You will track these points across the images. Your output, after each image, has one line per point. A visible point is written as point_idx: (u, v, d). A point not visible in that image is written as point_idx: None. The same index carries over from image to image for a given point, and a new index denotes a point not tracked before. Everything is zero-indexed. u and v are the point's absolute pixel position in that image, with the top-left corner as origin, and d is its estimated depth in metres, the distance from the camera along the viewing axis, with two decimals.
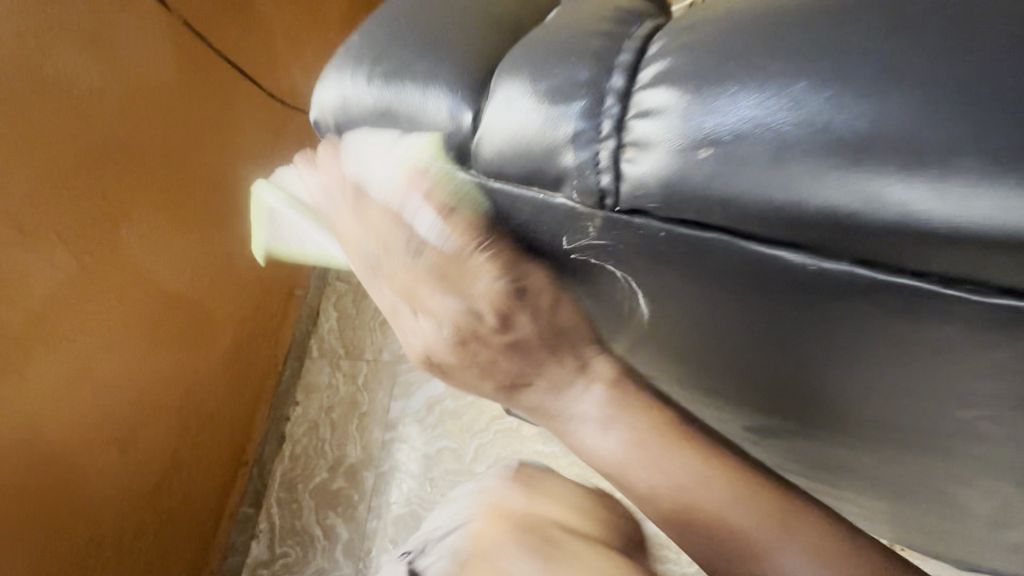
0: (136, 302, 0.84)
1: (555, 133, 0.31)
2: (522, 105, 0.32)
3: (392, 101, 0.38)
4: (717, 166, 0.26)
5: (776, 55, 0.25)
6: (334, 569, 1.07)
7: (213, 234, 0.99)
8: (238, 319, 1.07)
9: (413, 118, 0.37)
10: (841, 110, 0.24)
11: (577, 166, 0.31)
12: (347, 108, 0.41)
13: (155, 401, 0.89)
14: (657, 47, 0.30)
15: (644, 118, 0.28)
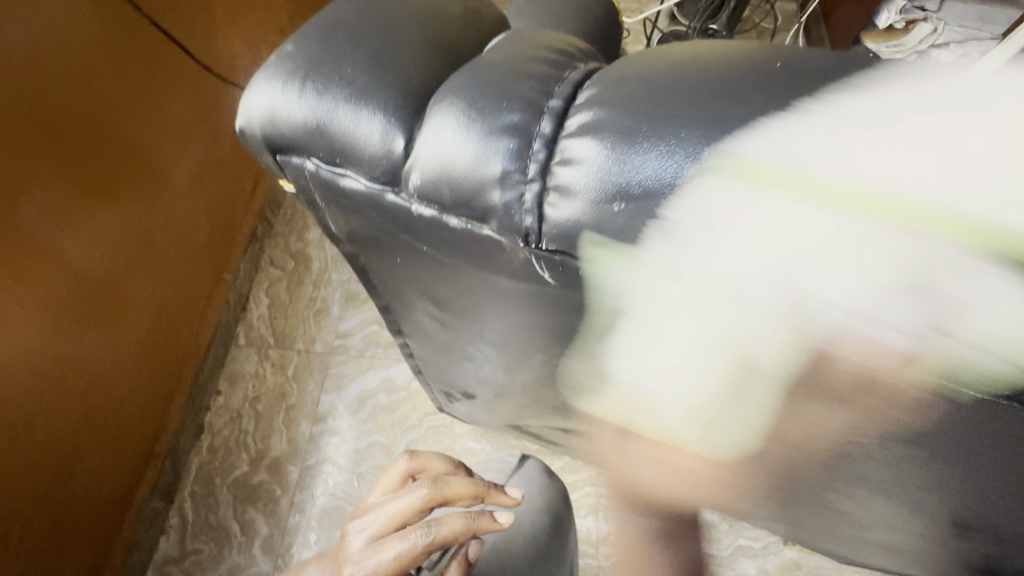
0: (37, 278, 0.77)
1: (483, 170, 0.33)
2: (452, 140, 0.34)
3: (325, 118, 0.36)
4: (635, 215, 0.30)
5: (682, 125, 0.29)
6: (251, 566, 1.04)
7: (137, 211, 0.94)
8: (162, 301, 1.02)
9: (347, 138, 0.36)
10: (729, 183, 0.28)
11: (504, 204, 0.34)
12: (273, 118, 0.37)
13: (56, 386, 0.82)
14: (585, 97, 0.33)
15: (568, 165, 0.32)
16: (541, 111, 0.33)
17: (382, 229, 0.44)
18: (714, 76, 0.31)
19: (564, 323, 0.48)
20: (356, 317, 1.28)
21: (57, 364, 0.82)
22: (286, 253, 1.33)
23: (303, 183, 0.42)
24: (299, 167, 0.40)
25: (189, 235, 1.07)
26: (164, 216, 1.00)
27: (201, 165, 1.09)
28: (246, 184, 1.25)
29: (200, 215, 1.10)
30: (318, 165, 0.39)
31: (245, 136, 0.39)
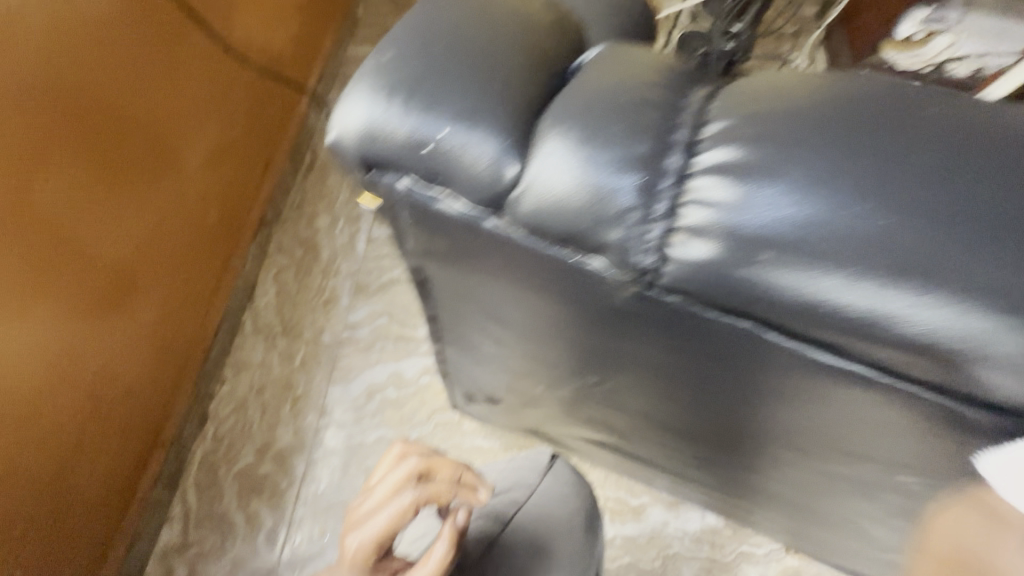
0: (46, 262, 0.76)
1: (608, 206, 0.34)
2: (562, 177, 0.34)
3: (428, 137, 0.36)
4: (728, 255, 0.33)
5: (801, 170, 0.31)
6: (255, 557, 1.03)
7: (149, 195, 0.91)
8: (173, 287, 0.99)
9: (454, 158, 0.36)
10: (826, 221, 0.30)
11: (620, 241, 0.35)
12: (372, 134, 0.37)
13: (62, 374, 0.80)
14: (712, 132, 0.33)
15: (700, 207, 0.33)
16: (666, 147, 0.34)
17: (460, 246, 0.44)
18: (812, 111, 0.32)
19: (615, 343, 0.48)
20: (365, 309, 1.25)
21: (65, 351, 0.80)
22: (295, 239, 1.28)
23: (391, 201, 0.42)
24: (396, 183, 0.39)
25: (200, 220, 1.04)
26: (176, 200, 0.97)
27: (214, 148, 1.05)
28: (257, 167, 1.21)
29: (212, 201, 1.06)
30: (414, 184, 0.39)
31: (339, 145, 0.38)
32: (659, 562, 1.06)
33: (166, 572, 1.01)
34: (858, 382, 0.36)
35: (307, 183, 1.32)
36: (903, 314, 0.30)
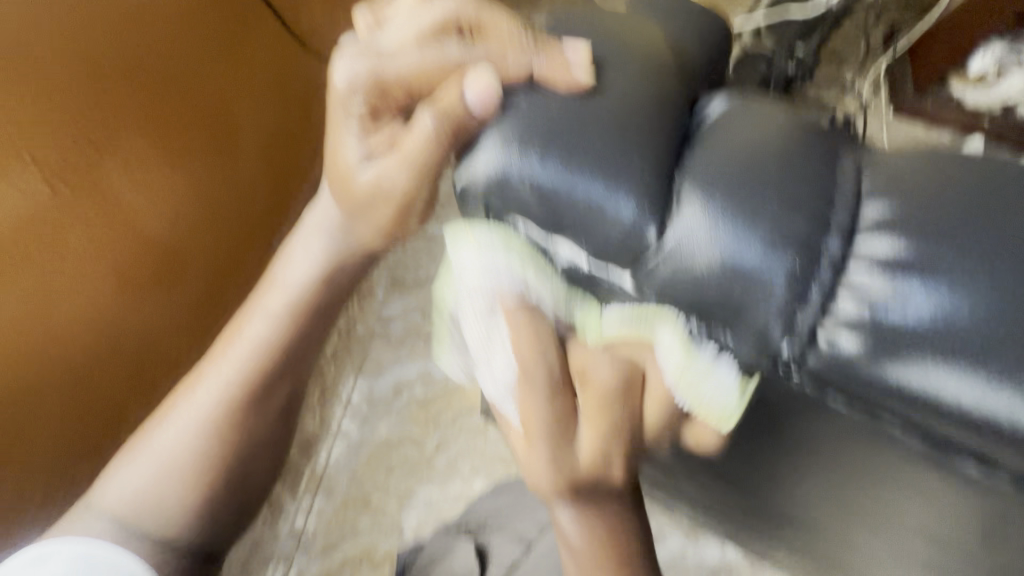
0: (106, 241, 0.77)
1: (760, 292, 0.31)
2: (706, 246, 0.31)
3: (562, 187, 0.33)
4: (875, 355, 0.29)
5: (956, 281, 0.28)
6: (274, 539, 1.07)
7: (205, 178, 0.91)
8: (221, 266, 0.98)
9: (585, 210, 0.33)
10: (996, 332, 0.27)
11: (775, 327, 0.31)
12: (503, 178, 0.34)
13: (114, 353, 0.81)
14: (873, 214, 0.30)
15: (859, 297, 0.29)
16: (824, 230, 0.31)
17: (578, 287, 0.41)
18: (952, 175, 0.30)
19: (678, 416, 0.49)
20: (399, 304, 1.28)
21: (113, 329, 0.80)
22: None
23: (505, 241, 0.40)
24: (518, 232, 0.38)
25: (251, 201, 1.03)
26: (230, 181, 0.97)
27: (271, 135, 1.06)
28: (311, 152, 1.19)
29: (265, 185, 1.07)
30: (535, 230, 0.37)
31: (462, 189, 0.37)
32: None
33: None
34: (939, 473, 0.33)
35: None
36: (998, 414, 0.27)
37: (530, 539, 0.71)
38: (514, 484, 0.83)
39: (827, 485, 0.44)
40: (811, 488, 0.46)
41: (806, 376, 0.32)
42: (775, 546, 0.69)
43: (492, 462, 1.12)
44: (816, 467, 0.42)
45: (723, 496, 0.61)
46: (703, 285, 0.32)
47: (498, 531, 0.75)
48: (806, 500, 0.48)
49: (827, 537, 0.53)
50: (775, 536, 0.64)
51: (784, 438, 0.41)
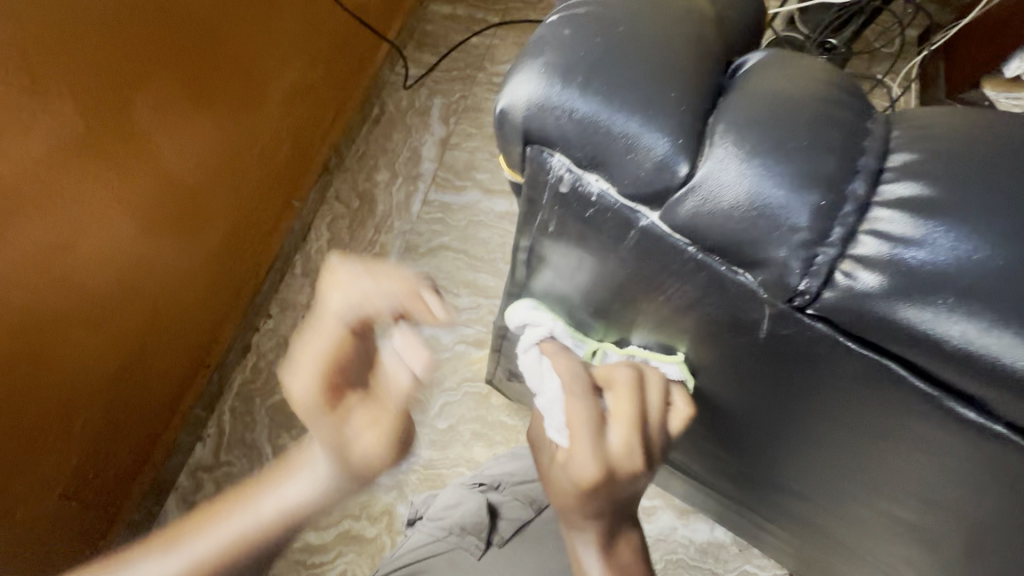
0: (133, 176, 0.78)
1: (784, 228, 0.33)
2: (736, 183, 0.33)
3: (600, 123, 0.35)
4: (892, 294, 0.32)
5: (970, 230, 0.31)
6: None
7: (230, 124, 0.92)
8: (237, 215, 1.00)
9: (621, 145, 0.35)
10: (999, 280, 0.30)
11: (794, 264, 0.33)
12: (541, 109, 0.36)
13: (133, 288, 0.82)
14: (898, 162, 0.34)
15: (880, 237, 0.32)
16: (851, 175, 0.33)
17: (608, 227, 0.42)
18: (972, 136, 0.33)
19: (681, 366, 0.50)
20: (412, 269, 1.30)
21: (133, 264, 0.81)
22: (352, 190, 1.36)
23: (535, 174, 0.42)
24: (547, 165, 0.40)
25: (272, 155, 1.05)
26: (254, 132, 0.99)
27: (296, 88, 1.07)
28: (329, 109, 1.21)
29: (286, 138, 1.08)
30: (567, 166, 0.39)
31: (502, 114, 0.38)
32: (659, 564, 1.10)
33: (194, 488, 1.04)
34: (942, 417, 0.35)
35: (372, 138, 1.42)
36: (994, 353, 0.31)
37: (540, 505, 0.75)
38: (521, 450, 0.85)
39: (817, 442, 0.46)
40: (800, 446, 0.48)
41: (817, 315, 0.35)
42: (764, 521, 0.71)
43: (492, 428, 1.15)
44: (810, 420, 0.44)
45: (715, 463, 0.63)
46: (730, 222, 0.34)
47: (510, 491, 0.77)
48: (792, 459, 0.51)
49: (817, 506, 0.55)
50: (762, 507, 0.66)
51: (790, 394, 0.43)
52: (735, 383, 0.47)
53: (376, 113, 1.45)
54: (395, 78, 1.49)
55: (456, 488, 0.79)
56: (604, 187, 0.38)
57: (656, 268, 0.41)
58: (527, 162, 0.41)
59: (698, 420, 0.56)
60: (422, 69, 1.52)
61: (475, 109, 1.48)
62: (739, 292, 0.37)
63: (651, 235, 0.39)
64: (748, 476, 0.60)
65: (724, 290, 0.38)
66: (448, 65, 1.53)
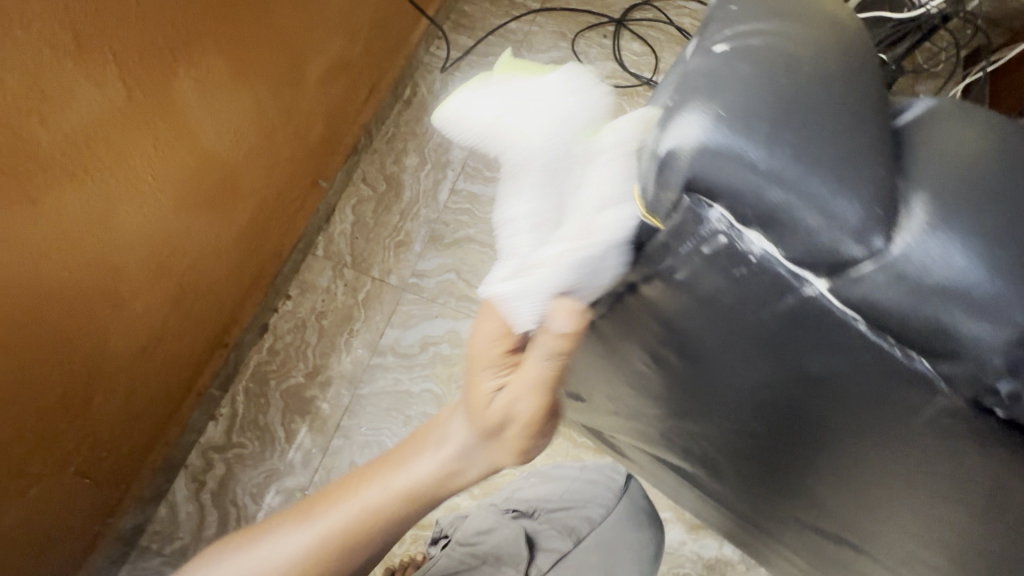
0: (170, 152, 0.74)
1: (1001, 321, 0.31)
2: (942, 266, 0.31)
3: (789, 179, 0.31)
4: None
5: None
6: (289, 473, 1.07)
7: (267, 100, 0.89)
8: (264, 194, 0.97)
9: (809, 207, 0.32)
10: None
11: (996, 360, 0.32)
12: (716, 160, 0.32)
13: (161, 266, 0.80)
14: None
15: None
16: None
17: (746, 296, 0.38)
18: None
19: (730, 399, 0.49)
20: (435, 260, 1.26)
21: (163, 243, 0.78)
22: (379, 173, 1.32)
23: (672, 229, 0.37)
24: (709, 218, 0.35)
25: (304, 134, 1.01)
26: (289, 109, 0.94)
27: (333, 66, 1.02)
28: (362, 89, 1.18)
29: (319, 117, 1.04)
30: (726, 223, 0.35)
31: (673, 154, 0.33)
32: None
33: (205, 467, 1.04)
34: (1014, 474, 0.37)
35: (402, 120, 1.38)
36: None
37: (581, 534, 0.71)
38: (552, 470, 0.81)
39: (863, 479, 0.46)
40: (840, 482, 0.48)
41: (1010, 412, 0.34)
42: (794, 553, 0.70)
43: None
44: (863, 464, 0.44)
45: (750, 492, 0.62)
46: (899, 285, 0.33)
47: (548, 517, 0.73)
48: (825, 493, 0.51)
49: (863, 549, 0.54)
50: (796, 542, 0.65)
51: (817, 427, 0.44)
52: (798, 426, 0.46)
53: (408, 95, 1.40)
54: (429, 59, 1.44)
55: (488, 511, 0.76)
56: (766, 245, 0.35)
57: (750, 314, 0.39)
58: (682, 211, 0.35)
59: (732, 449, 0.56)
60: (458, 52, 1.47)
61: None
62: (906, 373, 0.36)
63: (779, 287, 0.36)
64: (787, 509, 0.59)
65: (818, 343, 0.38)
66: (485, 50, 1.48)
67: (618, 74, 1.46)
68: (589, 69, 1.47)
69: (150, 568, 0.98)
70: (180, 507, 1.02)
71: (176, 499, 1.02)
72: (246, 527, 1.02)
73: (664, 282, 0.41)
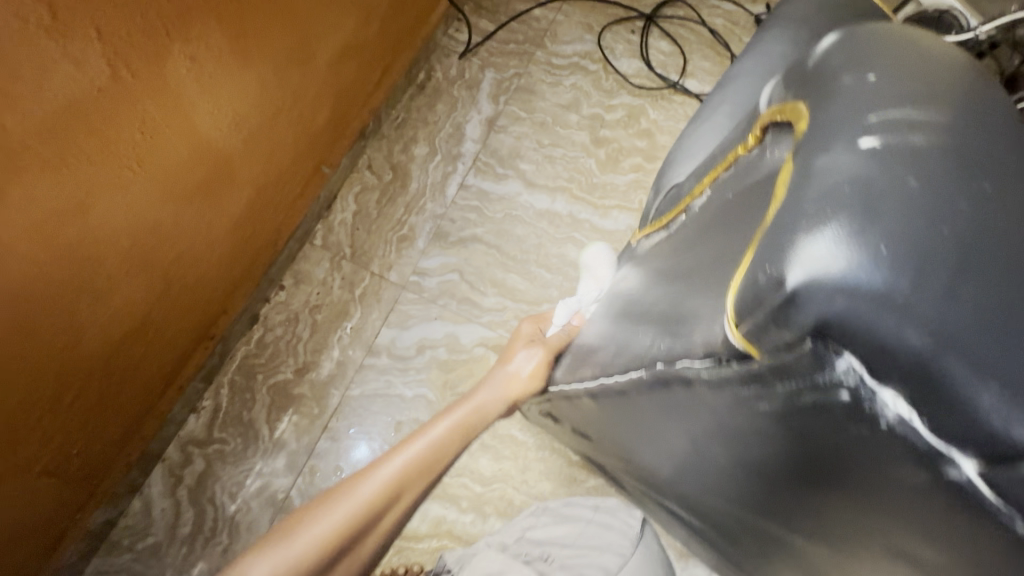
0: (159, 137, 0.67)
1: None
2: None
3: (954, 345, 0.25)
4: None
5: None
6: (271, 474, 1.02)
7: (270, 83, 0.81)
8: (263, 182, 0.90)
9: (976, 378, 0.25)
10: None
11: None
12: (868, 308, 0.26)
13: (143, 258, 0.73)
14: None
15: None
16: None
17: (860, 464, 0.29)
18: None
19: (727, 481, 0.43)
20: (439, 258, 1.20)
21: (147, 233, 0.72)
22: (386, 161, 1.25)
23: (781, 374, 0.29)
24: (835, 371, 0.27)
25: (309, 119, 0.94)
26: (295, 92, 0.87)
27: (343, 47, 0.95)
28: (374, 73, 1.10)
29: (325, 101, 0.97)
30: (862, 383, 0.27)
31: (802, 292, 0.26)
32: None
33: (183, 461, 1.00)
34: None
35: (414, 106, 1.30)
36: None
37: None
38: (564, 509, 0.76)
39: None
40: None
41: None
42: None
43: (502, 442, 1.09)
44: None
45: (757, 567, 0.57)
46: None
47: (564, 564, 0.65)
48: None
49: None
50: None
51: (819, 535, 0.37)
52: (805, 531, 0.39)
53: (421, 79, 1.32)
54: (447, 43, 1.36)
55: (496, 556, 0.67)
56: (908, 411, 0.27)
57: (852, 466, 0.30)
58: (799, 357, 0.27)
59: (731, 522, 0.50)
60: (478, 37, 1.38)
61: (527, 91, 1.35)
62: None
63: (911, 457, 0.27)
64: None
65: (885, 473, 0.29)
66: (506, 36, 1.39)
67: (644, 74, 1.38)
68: (613, 67, 1.39)
69: (119, 564, 0.94)
70: (156, 502, 0.97)
71: (151, 494, 0.97)
72: (223, 527, 0.98)
73: (743, 402, 0.33)
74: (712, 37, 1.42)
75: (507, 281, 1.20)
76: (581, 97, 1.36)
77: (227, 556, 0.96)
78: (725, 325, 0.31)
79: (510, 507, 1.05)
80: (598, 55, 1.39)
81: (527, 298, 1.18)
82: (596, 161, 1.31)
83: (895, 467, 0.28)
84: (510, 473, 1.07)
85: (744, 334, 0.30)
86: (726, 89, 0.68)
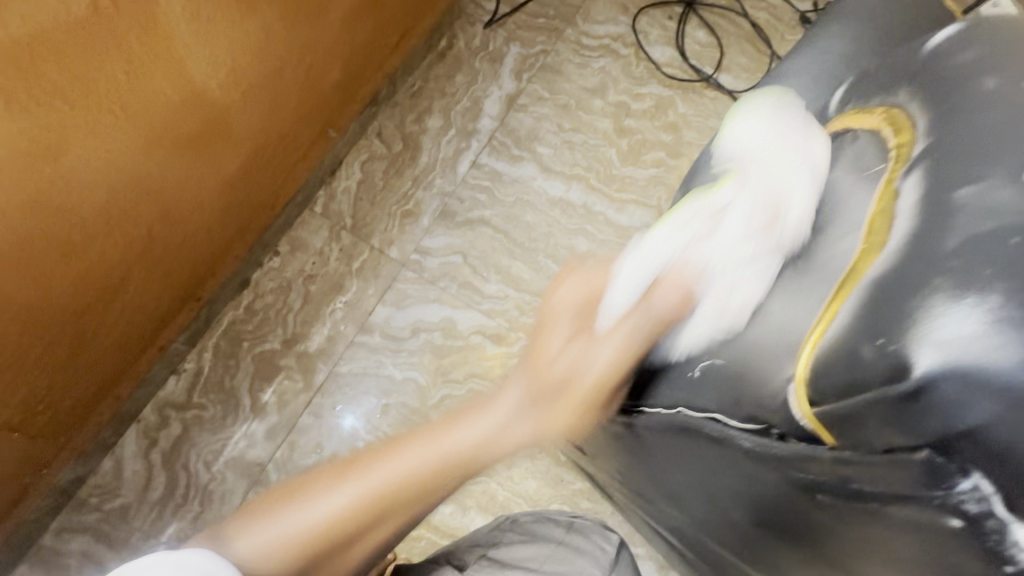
0: (146, 82, 0.62)
1: None
2: None
3: None
4: None
5: None
6: (249, 447, 0.99)
7: (277, 34, 0.75)
8: (263, 141, 0.85)
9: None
10: None
11: None
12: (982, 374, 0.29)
13: (125, 211, 0.69)
14: None
15: None
16: None
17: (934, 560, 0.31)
18: None
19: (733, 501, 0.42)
20: (443, 238, 1.15)
21: (130, 184, 0.67)
22: (397, 131, 1.19)
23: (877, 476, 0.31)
24: (954, 488, 0.29)
25: (317, 77, 0.88)
26: (303, 44, 0.81)
27: (360, 3, 0.88)
28: (393, 35, 1.04)
29: (338, 60, 0.91)
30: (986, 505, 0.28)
31: (931, 388, 0.29)
32: None
33: (159, 423, 0.97)
34: None
35: (432, 75, 1.23)
36: None
37: None
38: (531, 524, 0.68)
39: None
40: None
41: None
42: None
43: None
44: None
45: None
46: None
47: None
48: None
49: None
50: None
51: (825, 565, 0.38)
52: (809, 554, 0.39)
53: (443, 47, 1.25)
54: (474, 11, 1.29)
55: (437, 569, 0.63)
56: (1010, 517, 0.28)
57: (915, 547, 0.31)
58: (911, 463, 0.30)
59: (722, 549, 0.49)
60: (506, 7, 1.30)
61: (553, 70, 1.28)
62: None
63: (968, 535, 0.29)
64: None
65: (914, 532, 0.31)
66: (536, 10, 1.31)
67: (677, 64, 1.30)
68: (646, 53, 1.31)
69: (86, 522, 0.91)
70: (128, 463, 0.95)
71: (124, 454, 0.95)
72: (195, 495, 0.95)
73: (807, 487, 0.36)
74: (753, 30, 1.33)
75: (512, 269, 1.14)
76: (609, 82, 1.28)
77: (196, 525, 0.94)
78: (793, 404, 0.37)
79: (491, 502, 1.02)
80: (630, 39, 1.31)
81: (531, 290, 1.13)
82: (618, 151, 1.24)
83: (934, 532, 0.30)
84: (495, 467, 1.03)
85: (825, 409, 0.34)
86: (772, 89, 0.61)
